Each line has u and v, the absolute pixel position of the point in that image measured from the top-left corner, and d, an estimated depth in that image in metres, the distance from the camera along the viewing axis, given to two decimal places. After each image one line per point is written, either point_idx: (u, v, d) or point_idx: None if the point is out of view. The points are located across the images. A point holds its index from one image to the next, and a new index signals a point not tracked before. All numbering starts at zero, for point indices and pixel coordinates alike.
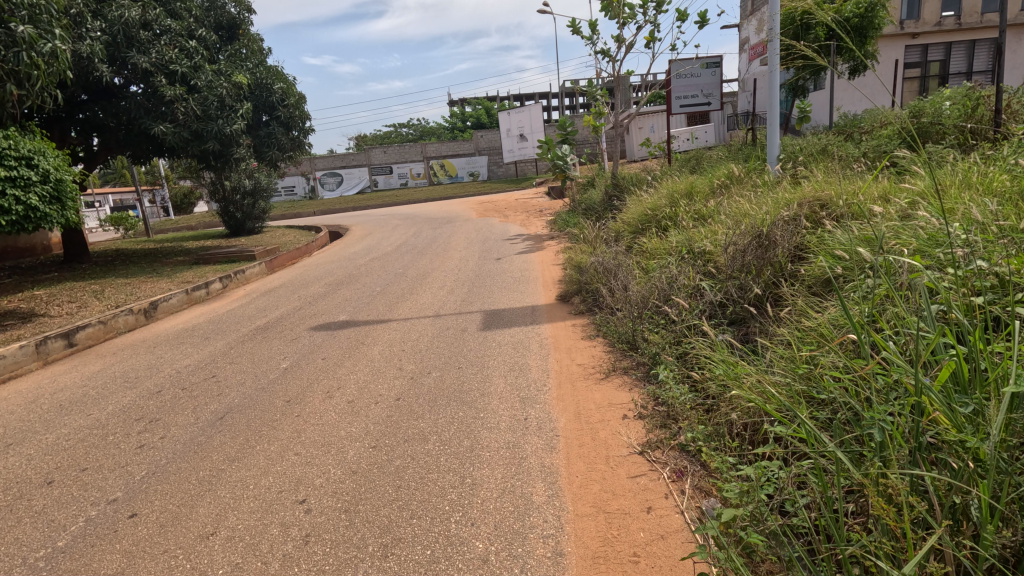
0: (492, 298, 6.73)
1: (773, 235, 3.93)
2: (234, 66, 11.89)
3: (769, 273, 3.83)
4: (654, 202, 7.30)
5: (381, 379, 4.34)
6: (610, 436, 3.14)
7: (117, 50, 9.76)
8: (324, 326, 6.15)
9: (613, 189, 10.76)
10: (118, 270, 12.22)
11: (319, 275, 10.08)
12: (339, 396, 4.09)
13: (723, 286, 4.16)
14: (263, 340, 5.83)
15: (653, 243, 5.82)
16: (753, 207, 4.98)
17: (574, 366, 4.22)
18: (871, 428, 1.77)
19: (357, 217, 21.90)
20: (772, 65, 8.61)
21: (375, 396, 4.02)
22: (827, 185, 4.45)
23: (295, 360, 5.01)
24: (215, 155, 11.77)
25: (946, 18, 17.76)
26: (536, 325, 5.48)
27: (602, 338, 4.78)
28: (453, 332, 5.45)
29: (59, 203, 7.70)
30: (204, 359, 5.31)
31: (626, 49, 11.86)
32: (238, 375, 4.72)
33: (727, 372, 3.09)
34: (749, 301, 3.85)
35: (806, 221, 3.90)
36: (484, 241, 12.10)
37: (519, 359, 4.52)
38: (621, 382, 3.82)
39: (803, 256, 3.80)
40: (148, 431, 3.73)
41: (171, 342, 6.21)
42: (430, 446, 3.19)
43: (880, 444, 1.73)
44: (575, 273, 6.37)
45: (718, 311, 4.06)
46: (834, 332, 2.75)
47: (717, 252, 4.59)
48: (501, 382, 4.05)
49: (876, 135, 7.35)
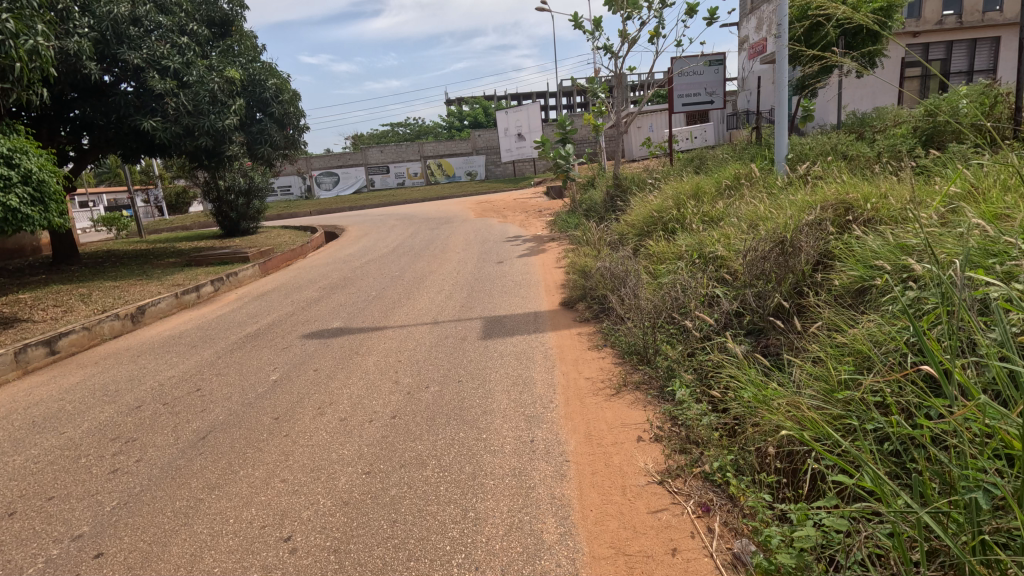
0: (493, 304, 6.46)
1: (796, 241, 3.68)
2: (226, 61, 11.56)
3: (793, 281, 3.59)
4: (660, 203, 7.04)
5: (376, 394, 4.08)
6: (625, 462, 2.87)
7: (107, 47, 9.49)
8: (317, 333, 5.88)
9: (615, 190, 10.50)
10: (107, 273, 11.90)
11: (313, 278, 9.81)
12: (331, 413, 3.82)
13: (741, 295, 3.91)
14: (253, 348, 5.55)
15: (661, 246, 5.57)
16: (769, 211, 4.73)
17: (582, 380, 3.95)
18: (968, 488, 1.57)
19: (354, 218, 21.59)
20: (781, 63, 8.35)
21: (370, 413, 3.76)
22: (851, 187, 4.21)
23: (286, 371, 4.74)
24: (208, 154, 11.47)
25: (947, 18, 17.50)
26: (539, 333, 5.22)
27: (611, 348, 4.52)
28: (452, 341, 5.19)
29: (42, 206, 7.41)
30: (190, 370, 5.04)
31: (629, 45, 11.63)
32: (224, 389, 4.45)
33: (754, 391, 2.86)
34: (770, 311, 3.61)
35: (832, 226, 3.66)
36: (483, 242, 11.83)
37: (523, 371, 4.25)
38: (633, 399, 3.56)
39: (828, 263, 3.55)
40: (124, 453, 3.45)
41: (157, 350, 5.93)
42: (429, 473, 2.93)
43: (976, 505, 1.53)
44: (580, 278, 6.11)
45: (736, 321, 3.82)
46: (876, 349, 2.51)
47: (733, 257, 4.35)
48: (505, 398, 3.79)
49: (889, 134, 7.12)
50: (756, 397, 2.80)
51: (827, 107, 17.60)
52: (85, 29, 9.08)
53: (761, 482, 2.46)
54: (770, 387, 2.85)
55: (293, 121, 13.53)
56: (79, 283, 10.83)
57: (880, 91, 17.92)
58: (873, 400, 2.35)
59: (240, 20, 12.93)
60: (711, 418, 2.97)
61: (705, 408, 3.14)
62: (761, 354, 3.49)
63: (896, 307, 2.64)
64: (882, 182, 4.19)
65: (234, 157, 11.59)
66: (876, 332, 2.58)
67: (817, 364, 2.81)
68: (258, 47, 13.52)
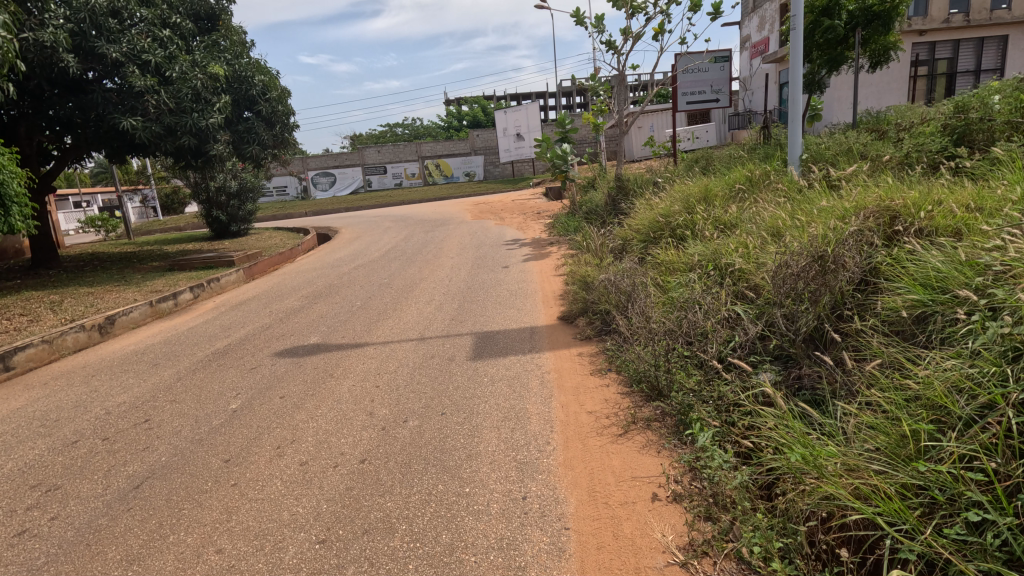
0: (486, 317, 5.92)
1: (838, 257, 3.13)
2: (211, 56, 10.99)
3: (831, 301, 3.05)
4: (666, 206, 6.48)
5: (345, 431, 3.52)
6: (638, 532, 2.34)
7: (84, 40, 8.86)
8: (290, 350, 5.33)
9: (617, 192, 9.92)
10: (84, 277, 11.36)
11: (298, 284, 9.25)
12: (290, 455, 3.28)
13: (768, 316, 3.40)
14: (218, 369, 5.00)
15: (670, 255, 5.03)
16: (794, 221, 4.19)
17: (584, 416, 3.41)
18: None
19: (348, 219, 21.04)
20: (795, 59, 7.85)
21: (339, 455, 3.22)
22: (892, 191, 3.69)
23: (248, 399, 4.19)
24: (194, 153, 10.93)
25: (955, 15, 16.44)
26: (535, 352, 4.68)
27: (616, 374, 3.99)
28: (438, 361, 4.64)
29: (2, 209, 6.88)
30: (143, 396, 4.48)
31: (633, 41, 11.11)
32: (175, 421, 3.88)
33: (795, 443, 2.36)
34: (803, 337, 3.08)
35: (877, 238, 3.14)
36: (478, 247, 11.27)
37: (515, 403, 3.70)
38: (645, 442, 3.02)
39: (874, 283, 3.03)
40: (39, 507, 2.90)
41: (116, 368, 5.39)
42: (396, 543, 2.39)
43: None
44: (580, 290, 5.57)
45: (762, 348, 3.30)
46: (957, 399, 2.02)
47: (756, 271, 3.82)
48: (494, 437, 3.25)
49: (915, 133, 6.57)
50: (796, 452, 2.31)
51: (836, 110, 17.00)
52: (60, 21, 8.48)
53: (815, 571, 1.95)
54: (817, 439, 2.37)
55: (282, 120, 12.92)
56: (53, 288, 10.27)
57: (884, 91, 17.29)
58: (966, 471, 1.84)
59: (227, 14, 12.38)
60: (741, 473, 2.45)
61: (735, 459, 2.63)
62: (792, 389, 3.00)
63: (981, 345, 2.15)
64: (926, 186, 3.66)
65: (220, 158, 11.04)
66: (954, 376, 2.08)
67: (876, 414, 2.32)
68: (246, 44, 13.02)
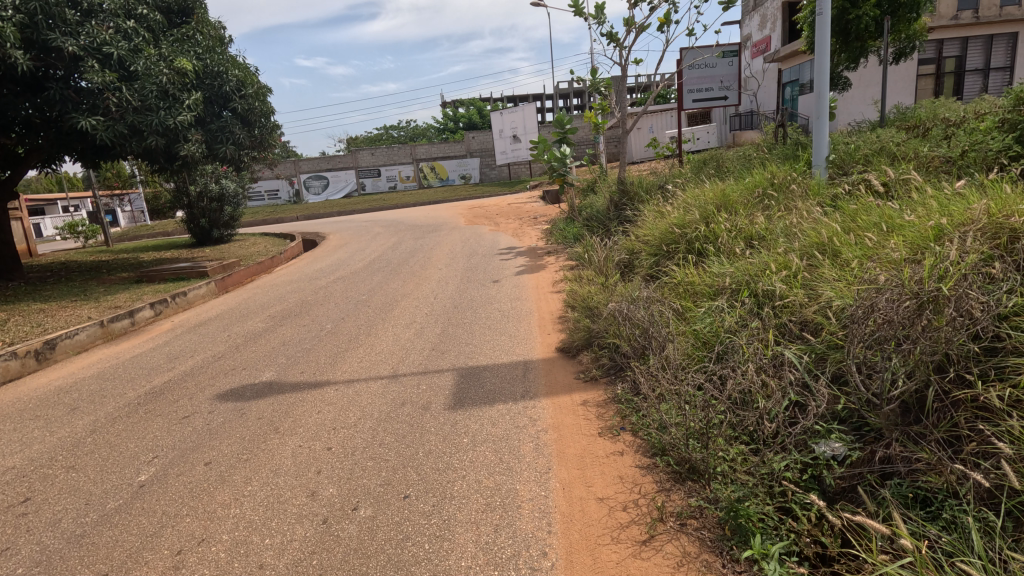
0: (472, 346, 5.03)
1: (959, 300, 2.23)
2: (182, 50, 10.06)
3: (936, 356, 2.18)
4: (680, 215, 5.57)
5: (274, 526, 2.62)
6: None
7: (36, 33, 7.85)
8: (237, 392, 4.43)
9: (620, 197, 9.02)
10: (42, 291, 10.42)
11: (269, 300, 8.33)
12: (190, 568, 2.38)
13: (837, 367, 2.56)
14: (144, 418, 4.08)
15: (692, 275, 4.13)
16: (856, 239, 3.31)
17: (592, 506, 2.56)
18: None
19: (338, 224, 20.06)
20: (822, 50, 6.99)
21: (255, 571, 2.33)
22: (995, 200, 2.82)
23: (162, 468, 3.28)
24: (165, 154, 9.97)
25: (963, 11, 15.48)
26: (528, 398, 3.79)
27: (631, 437, 3.12)
28: (409, 412, 3.74)
29: None
30: (38, 458, 3.58)
31: (636, 33, 10.25)
32: (61, 503, 2.99)
33: None
34: (895, 404, 2.22)
35: (999, 275, 2.30)
36: (470, 256, 10.37)
37: (501, 479, 2.82)
38: (682, 559, 2.17)
39: (1000, 336, 2.19)
40: None
41: (28, 413, 4.48)
42: None
43: None
44: (584, 318, 4.68)
45: (830, 412, 2.45)
46: None
47: (810, 304, 2.97)
48: (470, 542, 2.37)
49: (966, 130, 5.65)
50: None
51: (845, 114, 16.11)
52: (9, 12, 7.41)
53: None
54: None
55: (259, 119, 12.00)
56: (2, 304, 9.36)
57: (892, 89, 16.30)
58: None
59: (199, 8, 11.48)
60: None
61: None
62: (881, 479, 2.17)
63: None
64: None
65: (192, 159, 10.08)
66: None
67: None
68: (222, 39, 12.12)
